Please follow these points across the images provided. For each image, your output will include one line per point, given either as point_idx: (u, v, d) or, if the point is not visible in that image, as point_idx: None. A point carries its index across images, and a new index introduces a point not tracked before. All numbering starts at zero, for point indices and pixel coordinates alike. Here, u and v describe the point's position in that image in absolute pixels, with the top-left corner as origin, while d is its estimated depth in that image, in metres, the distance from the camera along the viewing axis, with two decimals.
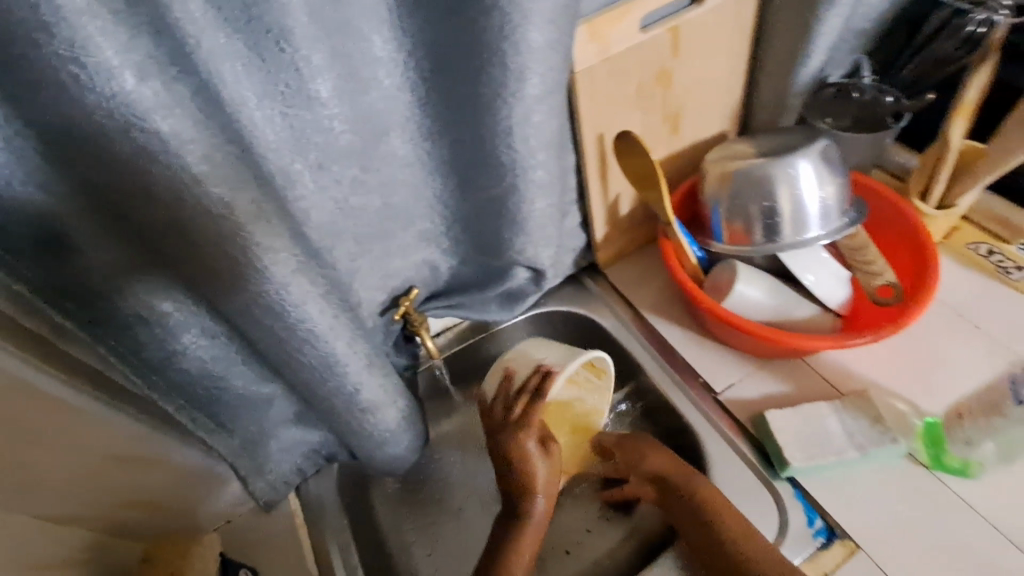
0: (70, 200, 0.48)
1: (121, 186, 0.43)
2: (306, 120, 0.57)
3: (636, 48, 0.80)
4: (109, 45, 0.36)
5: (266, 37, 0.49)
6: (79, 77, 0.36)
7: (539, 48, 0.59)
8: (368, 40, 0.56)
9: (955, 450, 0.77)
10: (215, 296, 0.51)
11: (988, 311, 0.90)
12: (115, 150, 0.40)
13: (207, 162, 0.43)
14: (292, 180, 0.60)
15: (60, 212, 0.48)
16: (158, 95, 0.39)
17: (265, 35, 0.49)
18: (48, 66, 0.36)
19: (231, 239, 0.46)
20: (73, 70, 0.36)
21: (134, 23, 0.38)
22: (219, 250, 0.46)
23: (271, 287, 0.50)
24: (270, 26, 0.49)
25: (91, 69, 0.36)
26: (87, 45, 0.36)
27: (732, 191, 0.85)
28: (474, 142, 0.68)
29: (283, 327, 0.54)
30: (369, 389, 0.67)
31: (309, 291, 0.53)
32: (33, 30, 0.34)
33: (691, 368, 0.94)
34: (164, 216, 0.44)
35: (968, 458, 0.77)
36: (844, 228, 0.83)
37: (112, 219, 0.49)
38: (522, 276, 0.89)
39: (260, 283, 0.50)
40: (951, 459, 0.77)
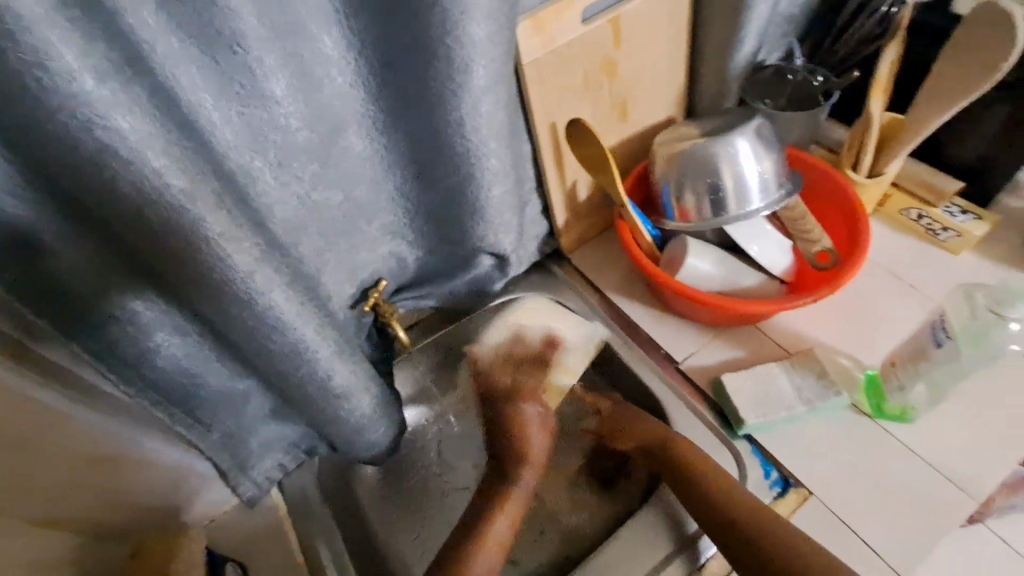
0: (37, 205, 0.50)
1: (84, 185, 0.45)
2: (263, 118, 0.60)
3: (580, 39, 0.84)
4: (68, 50, 0.39)
5: (219, 40, 0.52)
6: (40, 80, 0.38)
7: (481, 42, 0.63)
8: (319, 40, 0.59)
9: (893, 398, 0.82)
10: (186, 290, 0.54)
11: (918, 270, 0.97)
12: (77, 150, 0.42)
13: (169, 158, 0.45)
14: (252, 177, 0.62)
15: (26, 217, 0.50)
16: (116, 95, 0.42)
17: (217, 38, 0.52)
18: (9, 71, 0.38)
19: (197, 233, 0.49)
20: (35, 74, 0.38)
21: (90, 28, 0.40)
22: (184, 242, 0.49)
23: (238, 277, 0.53)
24: (222, 29, 0.51)
25: (52, 72, 0.38)
26: (47, 50, 0.38)
27: (680, 170, 0.90)
28: (429, 134, 0.72)
29: (253, 317, 0.57)
30: (342, 375, 0.70)
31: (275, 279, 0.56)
32: None
33: (653, 342, 0.99)
34: (129, 212, 0.46)
35: (905, 404, 0.82)
36: (783, 199, 0.89)
37: (80, 221, 0.52)
38: (487, 263, 0.93)
39: (227, 275, 0.52)
40: (889, 406, 0.83)
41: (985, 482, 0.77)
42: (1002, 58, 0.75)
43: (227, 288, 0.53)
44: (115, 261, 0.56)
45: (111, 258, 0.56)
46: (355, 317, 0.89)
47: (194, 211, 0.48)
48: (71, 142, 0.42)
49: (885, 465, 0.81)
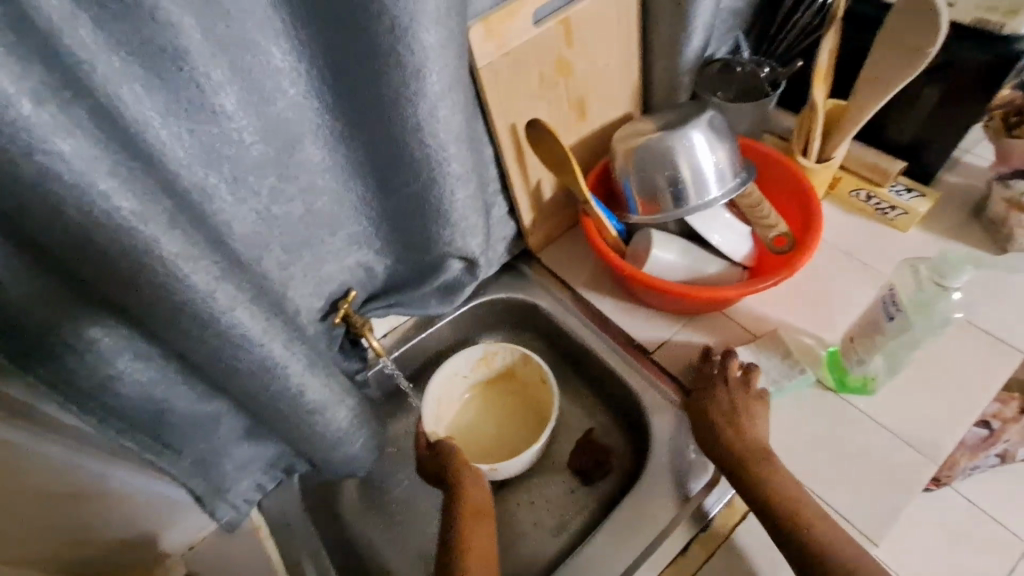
0: None
1: (26, 211, 0.43)
2: (215, 134, 0.59)
3: (532, 41, 0.86)
4: (1, 74, 0.37)
5: (162, 57, 0.51)
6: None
7: (432, 48, 0.63)
8: (267, 53, 0.59)
9: (853, 369, 0.85)
10: (145, 314, 0.53)
11: (870, 248, 1.02)
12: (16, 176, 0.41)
13: (118, 179, 0.44)
14: (208, 195, 0.62)
15: None
16: (55, 118, 0.40)
17: (161, 56, 0.51)
18: None
19: (152, 255, 0.48)
20: None
21: (23, 50, 0.38)
22: (138, 264, 0.48)
23: (198, 297, 0.52)
24: (165, 46, 0.51)
25: None
26: None
27: (639, 165, 0.92)
28: (387, 141, 0.71)
29: (217, 336, 0.56)
30: (315, 389, 0.69)
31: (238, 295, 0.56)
32: None
33: (625, 334, 1.01)
34: (78, 237, 0.45)
35: (865, 374, 0.85)
36: (738, 187, 0.92)
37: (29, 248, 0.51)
38: (455, 267, 0.93)
39: (186, 295, 0.51)
40: (851, 377, 0.86)
41: (942, 444, 0.81)
42: (928, 43, 0.79)
43: (188, 309, 0.52)
44: (66, 290, 0.55)
45: (64, 287, 0.54)
46: (325, 330, 0.88)
47: (148, 232, 0.47)
48: (10, 169, 0.40)
49: (850, 437, 0.84)
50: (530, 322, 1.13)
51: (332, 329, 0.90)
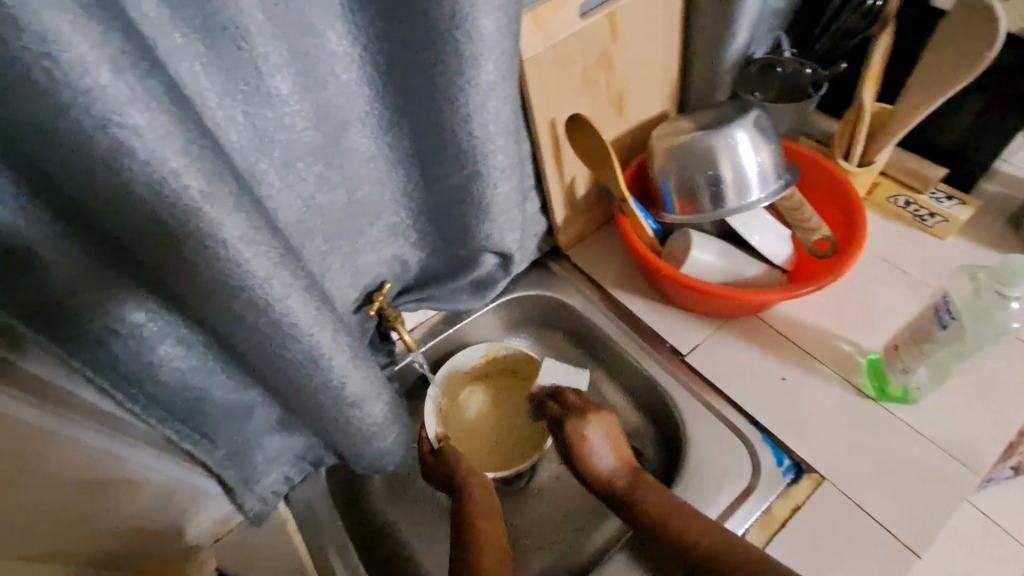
0: (36, 211, 0.47)
1: (94, 187, 0.42)
2: (268, 118, 0.58)
3: (578, 34, 0.84)
4: (83, 40, 0.35)
5: (224, 36, 0.50)
6: (51, 72, 0.35)
7: (490, 35, 0.61)
8: (324, 36, 0.57)
9: (895, 379, 0.84)
10: (197, 298, 0.51)
11: (909, 254, 1.00)
12: (89, 150, 0.39)
13: (188, 157, 0.43)
14: (257, 179, 0.61)
15: (23, 226, 0.47)
16: (134, 90, 0.39)
17: (222, 34, 0.50)
18: (15, 63, 0.35)
19: (212, 238, 0.46)
20: (46, 65, 0.35)
21: (104, 18, 0.36)
22: (199, 246, 0.46)
23: (253, 282, 0.51)
24: (227, 24, 0.49)
25: (66, 64, 0.35)
26: (60, 41, 0.35)
27: (679, 164, 0.90)
28: (436, 130, 0.70)
29: (266, 324, 0.55)
30: (355, 383, 0.68)
31: (291, 283, 0.54)
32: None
33: (657, 335, 0.99)
34: (142, 215, 0.44)
35: (907, 385, 0.84)
36: (781, 189, 0.90)
37: (82, 227, 0.49)
38: (490, 262, 0.91)
39: (242, 280, 0.50)
40: (892, 387, 0.85)
41: (985, 458, 0.80)
42: (988, 47, 0.77)
43: (243, 293, 0.51)
44: (116, 271, 0.53)
45: (114, 269, 0.53)
46: (357, 322, 0.87)
47: (212, 214, 0.45)
48: (82, 141, 0.39)
49: (890, 447, 0.82)
50: (557, 320, 1.11)
51: (365, 321, 0.89)
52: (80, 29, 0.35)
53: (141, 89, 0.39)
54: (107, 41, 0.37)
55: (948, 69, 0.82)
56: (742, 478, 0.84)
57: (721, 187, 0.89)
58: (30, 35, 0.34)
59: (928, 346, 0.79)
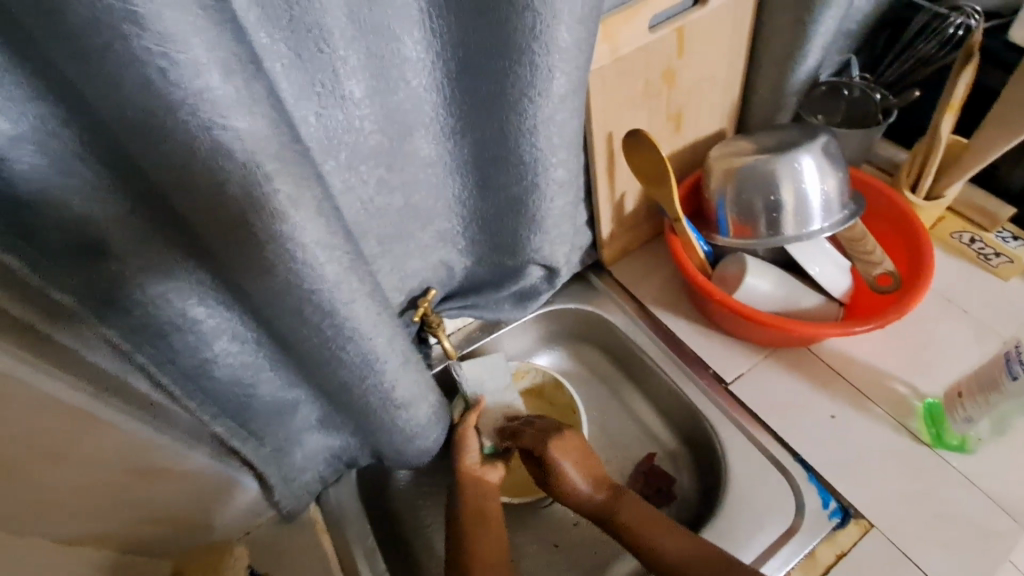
0: (114, 204, 0.47)
1: (183, 185, 0.42)
2: (338, 120, 0.57)
3: (645, 48, 0.82)
4: (199, 40, 0.35)
5: (307, 37, 0.50)
6: (165, 72, 0.36)
7: (567, 47, 0.60)
8: (400, 41, 0.56)
9: (953, 426, 0.82)
10: (267, 301, 0.51)
11: (973, 296, 0.95)
12: (188, 150, 0.40)
13: (281, 161, 0.43)
14: (322, 180, 0.60)
15: (100, 217, 0.47)
16: (239, 92, 0.39)
17: (306, 35, 0.50)
18: (132, 59, 0.35)
19: (289, 241, 0.46)
20: (161, 64, 0.35)
21: (219, 19, 0.37)
22: (273, 249, 0.46)
23: (318, 289, 0.51)
24: (311, 25, 0.49)
25: (182, 63, 0.35)
26: (177, 39, 0.35)
27: (739, 186, 0.88)
28: (500, 140, 0.68)
29: (328, 328, 0.54)
30: (404, 387, 0.67)
31: (355, 289, 0.54)
32: (118, 21, 0.33)
33: (701, 360, 0.96)
34: (222, 217, 0.44)
35: (964, 433, 0.81)
36: (845, 219, 0.86)
37: (155, 220, 0.49)
38: (536, 274, 0.90)
39: (312, 285, 0.50)
40: (951, 434, 0.82)
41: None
42: None
43: (313, 293, 0.51)
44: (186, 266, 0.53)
45: (186, 263, 0.53)
46: (400, 326, 0.86)
47: (293, 218, 0.45)
48: (184, 140, 0.39)
49: (946, 499, 0.78)
50: (596, 335, 1.09)
51: (407, 325, 0.88)
52: (195, 30, 0.35)
53: (247, 91, 0.39)
54: (222, 44, 0.37)
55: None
56: (781, 520, 0.80)
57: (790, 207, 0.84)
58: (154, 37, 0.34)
59: (995, 396, 0.75)
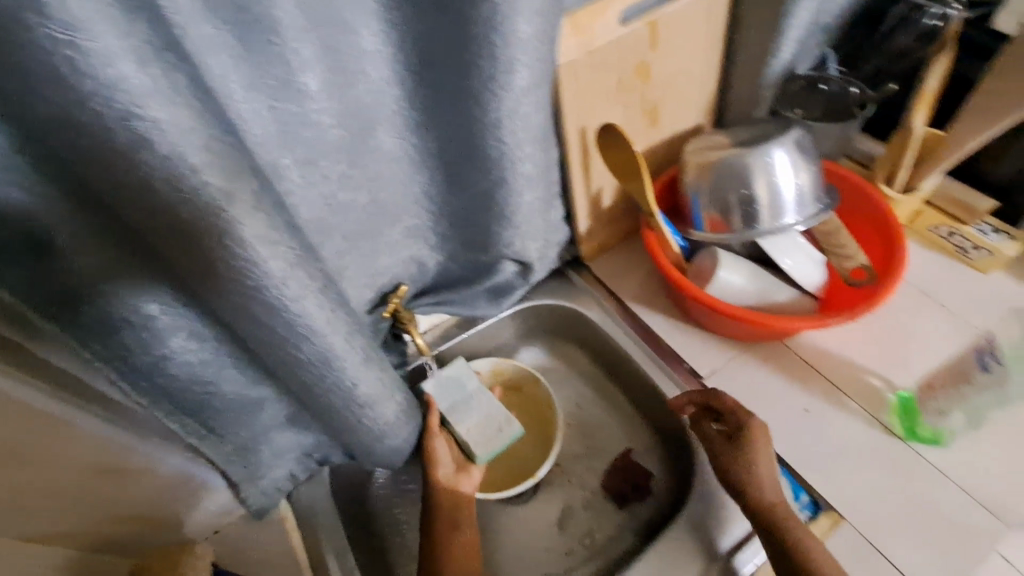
0: (55, 201, 0.46)
1: (115, 179, 0.41)
2: (295, 113, 0.57)
3: (617, 41, 0.81)
4: (108, 31, 0.36)
5: (256, 28, 0.49)
6: (73, 62, 0.35)
7: (527, 39, 0.60)
8: (357, 33, 0.56)
9: (925, 418, 0.82)
10: (215, 296, 0.51)
11: (949, 289, 0.95)
12: (112, 144, 0.39)
13: (209, 155, 0.43)
14: (280, 175, 0.59)
15: (42, 216, 0.46)
16: (158, 84, 0.39)
17: (254, 27, 0.49)
18: (41, 52, 0.35)
19: (232, 235, 0.46)
20: (68, 55, 0.35)
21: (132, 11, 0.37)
22: (213, 244, 0.46)
23: (269, 283, 0.50)
24: (260, 16, 0.48)
25: (90, 55, 0.35)
26: (87, 28, 0.35)
27: (713, 180, 0.87)
28: (463, 134, 0.68)
29: (279, 325, 0.54)
30: (367, 383, 0.66)
31: (305, 286, 0.53)
32: (22, 10, 0.33)
33: (677, 355, 0.96)
34: (156, 212, 0.44)
35: (936, 426, 0.81)
36: (819, 213, 0.86)
37: (100, 221, 0.49)
38: (510, 269, 0.89)
39: (259, 281, 0.49)
40: (924, 427, 0.82)
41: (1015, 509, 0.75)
42: None
43: (258, 289, 0.50)
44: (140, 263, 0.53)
45: (134, 261, 0.52)
46: (371, 322, 0.86)
47: (232, 212, 0.45)
48: (109, 132, 0.39)
49: (917, 491, 0.78)
50: (574, 331, 1.09)
51: (378, 322, 0.87)
52: (104, 21, 0.35)
53: (166, 84, 0.39)
54: (130, 39, 0.37)
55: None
56: (748, 522, 0.80)
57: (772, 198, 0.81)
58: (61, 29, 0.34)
59: (964, 386, 0.81)
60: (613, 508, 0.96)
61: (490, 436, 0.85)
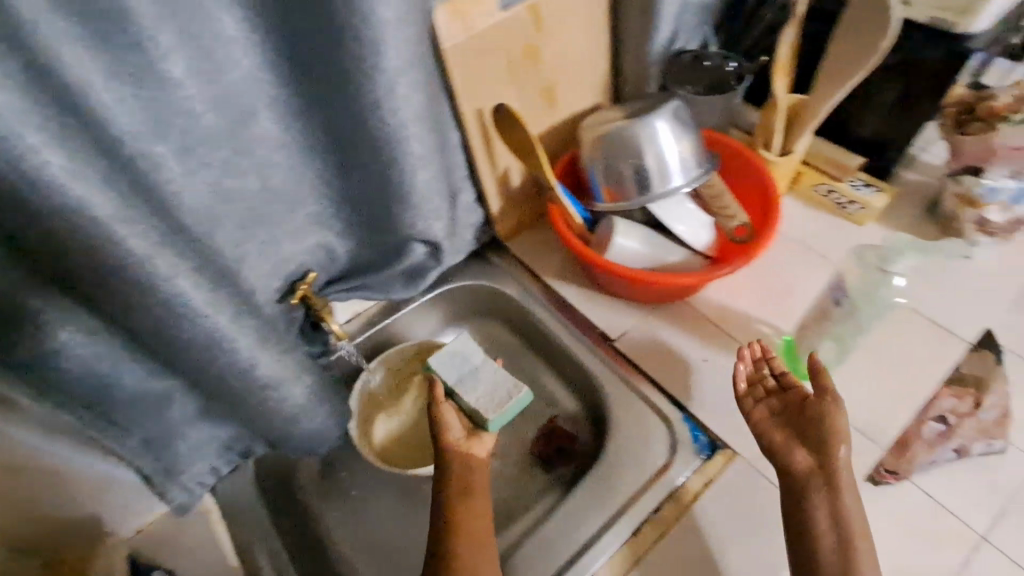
0: None
1: None
2: (163, 101, 0.58)
3: (498, 26, 0.85)
4: None
5: (107, 17, 0.50)
6: None
7: (390, 23, 0.64)
8: (218, 21, 0.58)
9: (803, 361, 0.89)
10: (81, 276, 0.54)
11: (830, 241, 1.03)
12: None
13: (45, 136, 0.47)
14: (155, 164, 0.60)
15: None
16: None
17: (105, 15, 0.50)
18: None
19: (84, 213, 0.50)
20: None
21: None
22: (65, 223, 0.50)
23: (133, 260, 0.54)
24: (112, 5, 0.50)
25: None
26: None
27: (604, 153, 0.93)
28: (344, 118, 0.72)
29: (156, 302, 0.58)
30: (266, 363, 0.70)
31: (174, 262, 0.58)
32: None
33: (589, 322, 1.01)
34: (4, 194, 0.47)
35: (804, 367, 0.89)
36: (701, 175, 0.93)
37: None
38: (419, 251, 0.93)
39: (121, 258, 0.54)
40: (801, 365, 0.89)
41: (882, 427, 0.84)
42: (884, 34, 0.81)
43: (125, 264, 0.54)
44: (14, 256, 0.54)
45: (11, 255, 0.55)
46: (283, 312, 0.87)
47: (77, 190, 0.49)
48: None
49: None
50: (497, 310, 1.13)
51: (292, 311, 0.89)
52: None
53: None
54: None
55: (869, 34, 0.83)
56: (653, 468, 0.86)
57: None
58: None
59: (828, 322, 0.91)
60: (539, 473, 1.01)
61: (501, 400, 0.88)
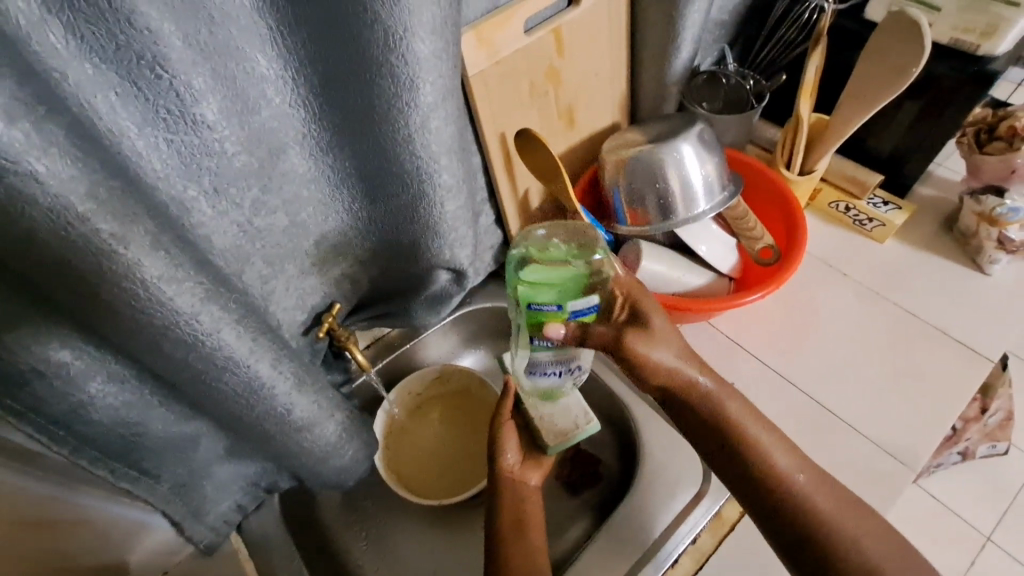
0: (172, 125, 0.40)
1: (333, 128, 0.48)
2: (484, 113, 0.65)
3: (743, 57, 0.87)
4: (426, 54, 0.44)
5: (478, 53, 0.60)
6: (377, 30, 0.42)
7: (669, 56, 0.74)
8: (544, 44, 0.65)
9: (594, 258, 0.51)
10: (393, 259, 0.63)
11: None
12: (387, 137, 0.49)
13: (445, 152, 0.52)
14: (473, 169, 0.68)
15: (135, 134, 0.38)
16: (441, 96, 0.48)
17: (476, 50, 0.60)
18: (370, 50, 0.43)
19: (438, 222, 0.57)
20: (393, 64, 0.44)
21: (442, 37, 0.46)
22: (417, 227, 0.58)
23: (443, 259, 0.62)
24: (477, 38, 0.59)
25: (404, 67, 0.44)
26: (409, 44, 0.43)
27: (828, 174, 0.84)
28: (594, 132, 0.80)
29: (444, 269, 0.64)
30: (471, 328, 0.82)
31: (464, 238, 0.61)
32: (375, 40, 0.42)
33: None
34: (394, 190, 0.54)
35: (563, 303, 0.50)
36: (726, 202, 0.71)
37: (252, 153, 0.46)
38: None
39: (435, 260, 0.61)
40: (543, 296, 0.50)
41: (975, 442, 0.92)
42: (913, 59, 0.63)
43: (437, 239, 0.59)
44: (235, 190, 0.47)
45: (248, 202, 0.48)
46: None
47: (445, 200, 0.56)
48: (376, 82, 0.45)
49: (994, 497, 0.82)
50: None
51: None
52: (432, 49, 0.45)
53: (442, 97, 0.49)
54: (439, 22, 0.44)
55: (886, 58, 0.66)
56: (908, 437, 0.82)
57: (882, 201, 0.83)
58: (396, 15, 0.41)
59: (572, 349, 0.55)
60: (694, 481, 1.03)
61: (963, 379, 0.70)
